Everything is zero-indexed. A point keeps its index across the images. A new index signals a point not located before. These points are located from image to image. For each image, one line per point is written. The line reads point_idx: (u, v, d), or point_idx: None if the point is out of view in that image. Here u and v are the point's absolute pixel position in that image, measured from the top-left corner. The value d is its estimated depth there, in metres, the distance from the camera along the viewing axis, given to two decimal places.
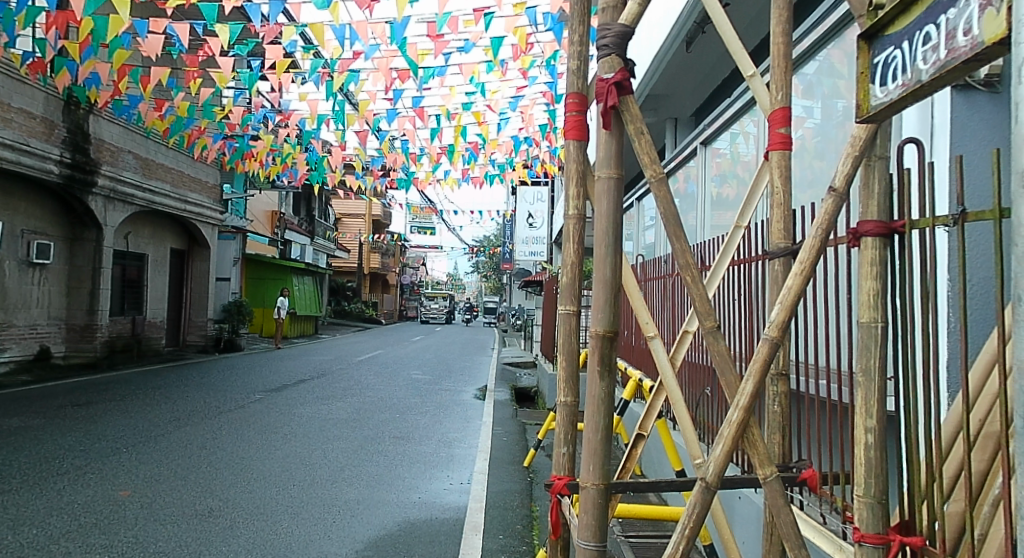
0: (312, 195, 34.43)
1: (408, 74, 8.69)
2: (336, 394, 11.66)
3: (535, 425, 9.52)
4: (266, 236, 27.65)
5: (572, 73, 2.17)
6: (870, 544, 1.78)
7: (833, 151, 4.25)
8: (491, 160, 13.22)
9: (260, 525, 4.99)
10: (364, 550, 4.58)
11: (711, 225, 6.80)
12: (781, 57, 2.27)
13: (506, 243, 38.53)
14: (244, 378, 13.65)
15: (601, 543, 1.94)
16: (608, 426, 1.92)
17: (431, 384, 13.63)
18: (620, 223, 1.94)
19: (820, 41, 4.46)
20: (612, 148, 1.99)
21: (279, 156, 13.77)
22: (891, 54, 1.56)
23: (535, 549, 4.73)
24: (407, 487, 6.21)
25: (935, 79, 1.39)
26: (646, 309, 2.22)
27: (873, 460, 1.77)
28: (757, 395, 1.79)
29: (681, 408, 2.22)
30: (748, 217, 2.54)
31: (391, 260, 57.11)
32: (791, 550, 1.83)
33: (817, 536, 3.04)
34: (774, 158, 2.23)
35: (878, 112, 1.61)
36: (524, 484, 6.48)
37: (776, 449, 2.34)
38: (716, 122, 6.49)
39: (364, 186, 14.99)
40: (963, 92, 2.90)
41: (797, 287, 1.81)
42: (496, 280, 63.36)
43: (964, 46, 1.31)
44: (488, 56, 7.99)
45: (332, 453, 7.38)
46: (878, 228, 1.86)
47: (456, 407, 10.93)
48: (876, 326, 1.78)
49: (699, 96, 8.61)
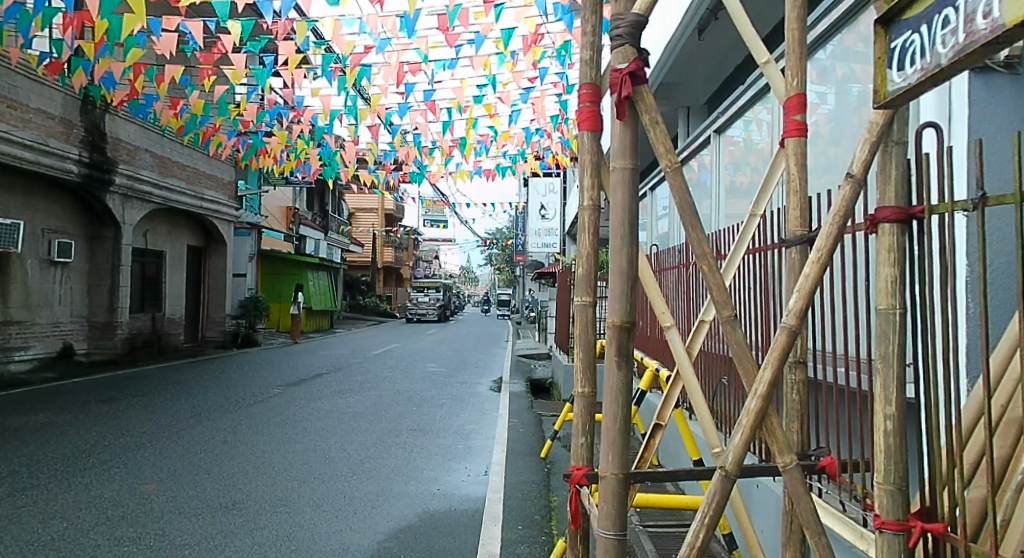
0: (326, 190, 34.63)
1: (419, 68, 8.65)
2: (352, 388, 11.67)
3: (550, 417, 9.49)
4: (281, 232, 27.86)
5: (585, 63, 2.16)
6: (890, 531, 1.79)
7: (846, 137, 4.25)
8: (502, 152, 13.20)
9: (283, 517, 5.06)
10: (384, 541, 4.63)
11: (725, 214, 6.74)
12: (795, 43, 2.24)
13: (519, 237, 38.66)
14: (262, 373, 13.81)
15: (621, 533, 1.95)
16: (627, 415, 1.92)
17: (446, 377, 13.62)
18: (636, 213, 1.94)
19: (835, 26, 4.42)
20: (626, 137, 1.98)
21: (292, 152, 13.85)
22: (909, 39, 1.55)
23: (554, 540, 4.75)
24: (427, 478, 6.27)
25: (954, 63, 1.38)
26: (662, 300, 2.21)
27: (893, 447, 1.76)
28: (775, 384, 1.80)
29: (698, 398, 2.21)
30: (763, 206, 2.52)
31: (403, 253, 57.19)
32: (812, 539, 1.83)
33: (838, 525, 3.01)
34: (790, 145, 2.23)
35: (896, 97, 1.60)
36: (542, 475, 6.52)
37: (796, 437, 2.34)
38: (729, 110, 6.46)
39: (377, 180, 15.04)
40: (982, 75, 2.86)
41: (813, 275, 1.81)
42: (508, 273, 63.53)
43: (983, 28, 1.30)
44: (499, 47, 7.98)
45: (351, 446, 7.46)
46: (895, 214, 1.86)
47: (473, 399, 11.01)
48: (894, 312, 1.78)
49: (712, 83, 8.54)
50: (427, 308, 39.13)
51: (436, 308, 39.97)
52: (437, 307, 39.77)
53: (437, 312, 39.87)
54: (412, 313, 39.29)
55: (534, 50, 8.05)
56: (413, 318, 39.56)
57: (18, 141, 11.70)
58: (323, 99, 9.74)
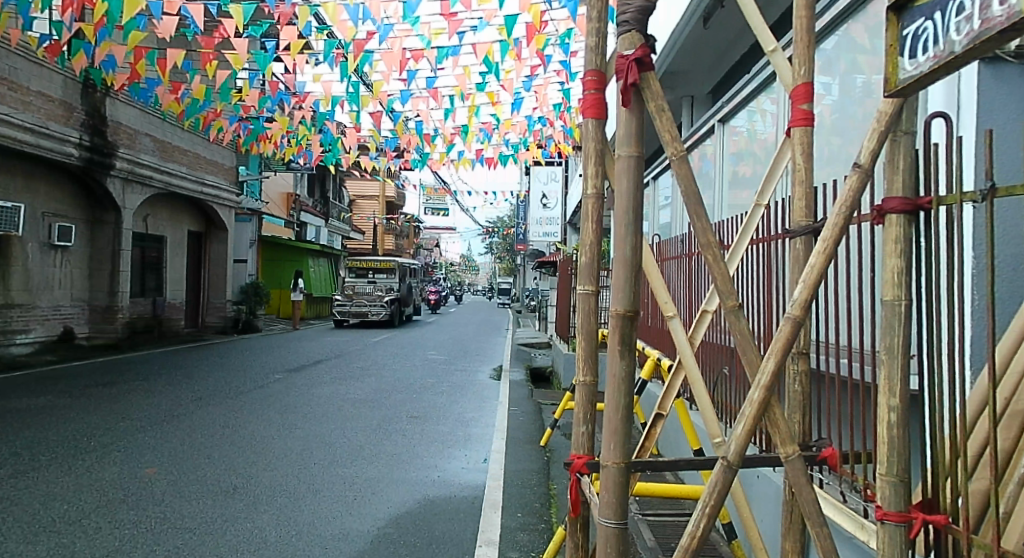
0: (326, 177, 34.47)
1: (422, 54, 8.54)
2: (351, 376, 11.62)
3: (550, 405, 9.51)
4: (282, 218, 27.81)
5: (590, 50, 2.12)
6: (892, 523, 1.78)
7: (847, 131, 4.28)
8: (505, 140, 13.11)
9: (283, 502, 5.08)
10: (385, 527, 4.65)
11: (728, 205, 6.70)
12: (803, 31, 2.21)
13: (518, 226, 38.59)
14: (261, 358, 13.81)
15: (622, 521, 1.94)
16: (629, 405, 1.91)
17: (446, 365, 13.60)
18: (641, 201, 1.92)
19: (841, 15, 4.37)
20: (633, 124, 1.94)
21: (293, 139, 13.82)
22: (922, 26, 1.52)
23: (553, 527, 4.76)
24: (427, 465, 6.28)
25: (967, 51, 1.36)
26: (666, 290, 2.20)
27: (897, 439, 1.76)
28: (778, 374, 1.79)
29: (700, 388, 2.21)
30: (768, 196, 2.50)
31: (404, 242, 57.21)
32: (813, 528, 1.83)
33: (839, 515, 3.00)
34: (796, 134, 2.21)
35: (906, 86, 1.58)
36: (542, 463, 6.52)
37: (797, 427, 2.34)
38: (732, 101, 6.42)
39: (379, 166, 14.98)
40: (991, 64, 2.82)
41: (819, 266, 1.79)
42: (509, 262, 63.18)
43: (999, 15, 1.29)
44: (502, 35, 7.89)
45: (351, 432, 7.46)
46: (902, 204, 1.84)
47: (473, 387, 10.96)
48: (900, 303, 1.77)
49: (717, 73, 8.48)
50: (368, 302, 23.85)
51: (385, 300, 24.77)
52: (386, 301, 24.57)
53: (390, 311, 24.64)
54: (344, 311, 24.17)
55: (536, 39, 7.93)
56: (348, 319, 24.25)
57: (17, 123, 11.63)
58: (325, 84, 9.65)
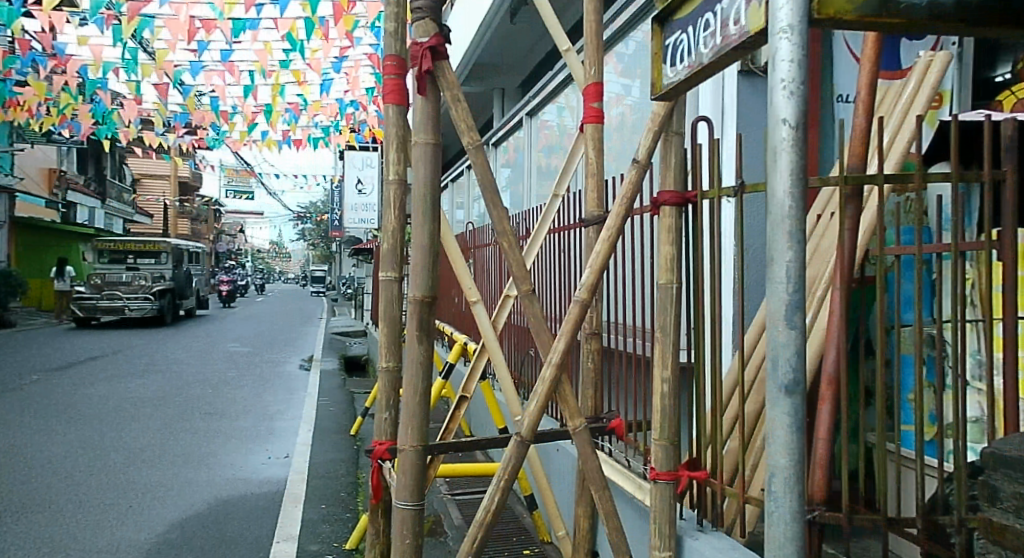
0: (104, 153, 30.58)
1: (214, 24, 7.89)
2: (135, 373, 10.50)
3: (361, 393, 9.33)
4: (45, 198, 24.21)
5: (389, 36, 2.10)
6: (663, 481, 2.00)
7: (636, 129, 4.74)
8: (314, 121, 12.57)
9: (43, 518, 4.48)
10: (169, 533, 4.29)
11: (537, 194, 7.08)
12: (593, 36, 2.37)
13: (332, 213, 37.29)
14: (20, 358, 11.99)
15: (419, 501, 1.97)
16: (427, 388, 1.94)
17: (251, 357, 12.81)
18: (439, 188, 1.95)
19: (632, 23, 4.77)
20: (429, 112, 1.96)
21: (57, 107, 12.08)
22: (678, 38, 1.71)
23: (358, 516, 4.69)
24: (223, 464, 5.88)
25: (714, 61, 1.54)
26: (469, 275, 2.27)
27: (667, 407, 1.98)
28: (568, 351, 1.92)
29: (501, 368, 2.31)
30: (565, 187, 2.67)
31: (202, 226, 52.69)
32: (597, 492, 2.01)
33: (622, 479, 3.27)
34: (588, 130, 2.39)
35: (669, 90, 1.77)
36: (351, 452, 6.40)
37: (588, 403, 2.55)
38: (540, 95, 6.75)
39: (167, 142, 13.63)
40: (748, 79, 3.23)
41: (604, 252, 1.96)
42: (325, 249, 60.86)
43: (734, 33, 1.45)
44: (305, 12, 7.52)
45: (134, 434, 6.76)
46: (673, 198, 2.06)
47: (279, 379, 10.44)
48: (671, 286, 1.99)
49: (525, 68, 8.83)
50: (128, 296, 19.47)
51: (152, 292, 20.49)
52: (154, 293, 20.31)
53: (159, 304, 20.45)
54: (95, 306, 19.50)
55: (344, 19, 7.65)
56: (100, 316, 19.67)
57: None
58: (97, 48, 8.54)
